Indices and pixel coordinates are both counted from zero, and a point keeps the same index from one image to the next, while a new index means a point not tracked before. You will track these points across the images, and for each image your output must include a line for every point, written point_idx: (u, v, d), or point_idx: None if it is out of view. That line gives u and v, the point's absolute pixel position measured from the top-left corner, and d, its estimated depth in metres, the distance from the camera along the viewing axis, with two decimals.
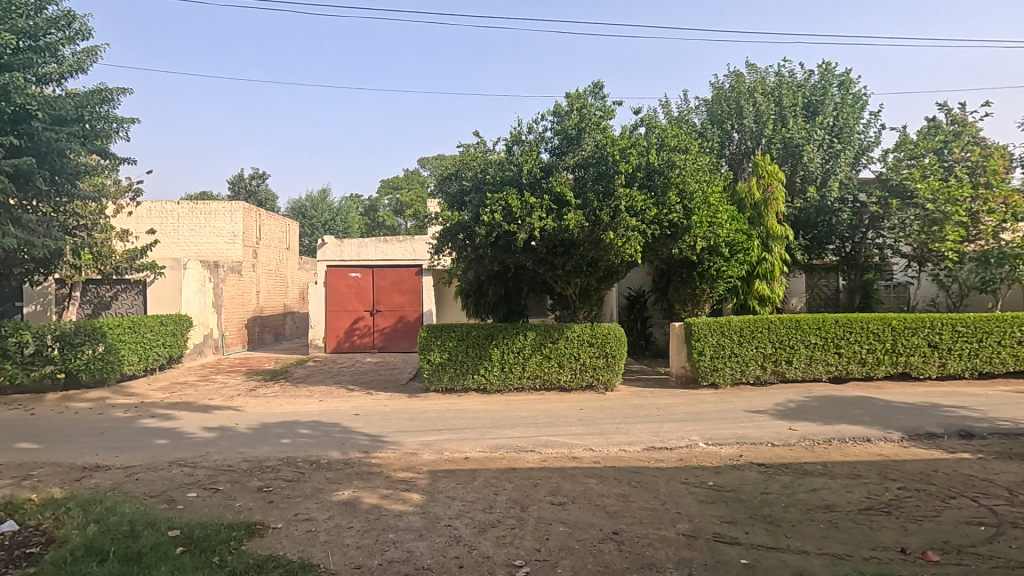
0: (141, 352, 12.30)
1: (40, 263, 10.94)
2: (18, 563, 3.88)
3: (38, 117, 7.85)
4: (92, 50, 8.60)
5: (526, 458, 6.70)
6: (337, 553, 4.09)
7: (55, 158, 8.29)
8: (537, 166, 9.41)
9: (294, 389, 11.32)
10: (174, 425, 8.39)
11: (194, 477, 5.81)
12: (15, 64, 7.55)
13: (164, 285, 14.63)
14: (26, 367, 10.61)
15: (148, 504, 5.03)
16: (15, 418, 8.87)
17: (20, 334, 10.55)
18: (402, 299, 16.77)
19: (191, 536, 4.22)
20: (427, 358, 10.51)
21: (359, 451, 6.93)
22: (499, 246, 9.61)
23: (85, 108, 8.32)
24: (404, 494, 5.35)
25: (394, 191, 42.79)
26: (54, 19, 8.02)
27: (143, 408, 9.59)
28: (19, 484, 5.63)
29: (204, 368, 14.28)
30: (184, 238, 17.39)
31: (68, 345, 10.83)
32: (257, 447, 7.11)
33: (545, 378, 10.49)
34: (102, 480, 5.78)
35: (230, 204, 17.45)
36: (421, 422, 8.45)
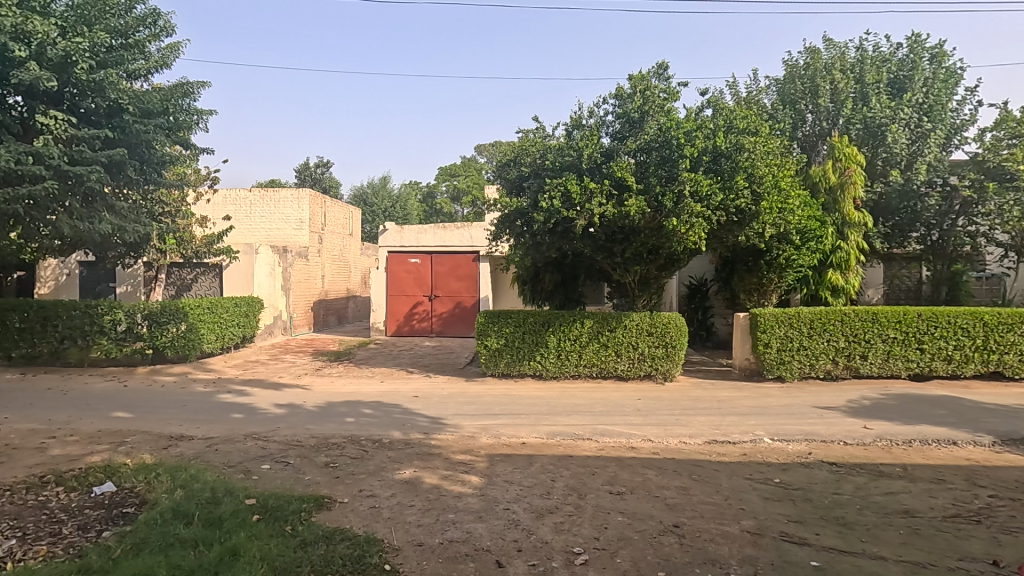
0: (218, 331, 13.14)
1: (131, 248, 11.73)
2: (117, 521, 4.25)
3: (129, 111, 8.29)
4: (174, 46, 9.09)
5: (583, 447, 6.67)
6: (400, 530, 4.22)
7: (144, 149, 8.80)
8: (598, 150, 9.21)
9: (357, 370, 11.78)
10: (247, 401, 8.92)
11: (267, 451, 6.15)
12: (109, 62, 8.01)
13: (238, 268, 15.48)
14: (119, 343, 11.57)
15: (227, 473, 5.37)
16: (110, 389, 9.72)
17: (114, 312, 11.54)
18: (459, 285, 17.00)
19: (266, 505, 4.48)
20: (483, 343, 10.63)
21: (419, 432, 7.11)
22: (558, 232, 9.52)
23: (170, 102, 8.83)
24: (464, 476, 5.46)
25: (452, 177, 43.22)
26: (143, 17, 8.51)
27: (220, 384, 10.27)
28: (115, 449, 6.16)
29: (274, 348, 15.07)
30: (255, 224, 18.29)
31: (156, 324, 11.71)
32: (323, 424, 7.44)
33: (601, 366, 10.37)
34: (185, 449, 6.22)
35: (297, 192, 18.21)
36: (479, 407, 8.58)
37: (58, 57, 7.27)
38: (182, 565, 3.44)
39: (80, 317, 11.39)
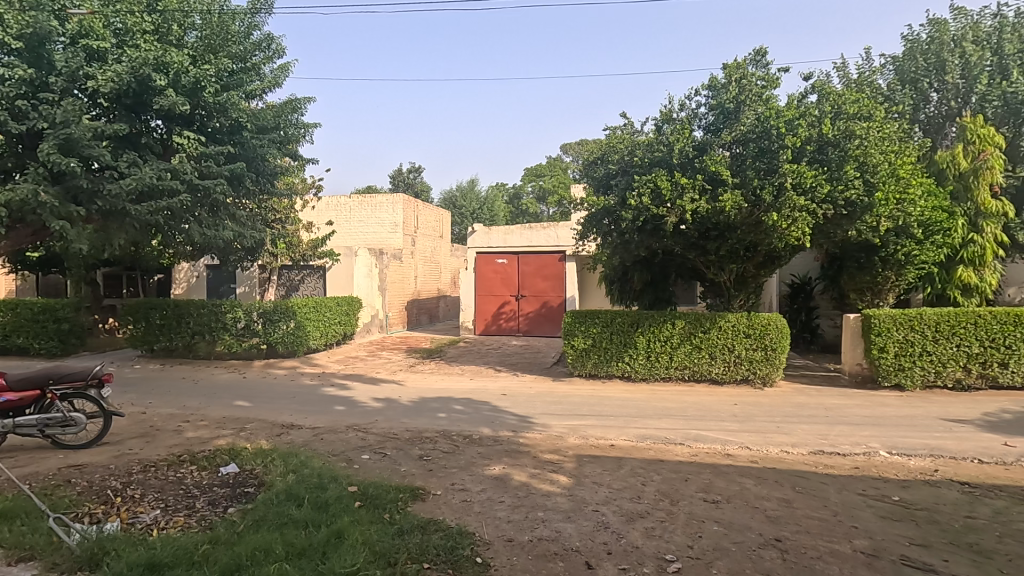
0: (322, 329, 14.15)
1: (248, 252, 12.93)
2: (240, 499, 4.71)
3: (248, 129, 9.19)
4: (284, 66, 9.90)
5: (675, 451, 6.46)
6: (490, 524, 4.32)
7: (260, 162, 9.71)
8: (690, 144, 8.85)
9: (448, 367, 12.20)
10: (349, 394, 9.53)
11: (367, 442, 6.54)
12: (231, 85, 8.87)
13: (339, 269, 16.57)
14: (239, 338, 12.81)
15: (332, 461, 5.78)
16: (232, 380, 10.78)
17: (235, 310, 12.78)
18: (546, 284, 17.07)
19: (366, 493, 4.76)
20: (570, 343, 10.60)
21: (508, 430, 7.23)
22: (647, 230, 9.28)
23: (281, 117, 9.67)
24: (552, 475, 5.48)
25: (537, 177, 43.47)
26: (259, 42, 9.36)
27: (325, 378, 11.06)
28: (237, 434, 6.82)
29: (372, 345, 15.97)
30: (354, 228, 19.45)
31: (269, 321, 12.83)
32: (418, 419, 7.78)
33: (694, 369, 9.98)
34: (295, 437, 6.76)
35: (392, 197, 19.14)
36: (566, 407, 8.57)
37: (189, 83, 8.10)
38: (295, 543, 3.73)
39: (208, 314, 12.74)
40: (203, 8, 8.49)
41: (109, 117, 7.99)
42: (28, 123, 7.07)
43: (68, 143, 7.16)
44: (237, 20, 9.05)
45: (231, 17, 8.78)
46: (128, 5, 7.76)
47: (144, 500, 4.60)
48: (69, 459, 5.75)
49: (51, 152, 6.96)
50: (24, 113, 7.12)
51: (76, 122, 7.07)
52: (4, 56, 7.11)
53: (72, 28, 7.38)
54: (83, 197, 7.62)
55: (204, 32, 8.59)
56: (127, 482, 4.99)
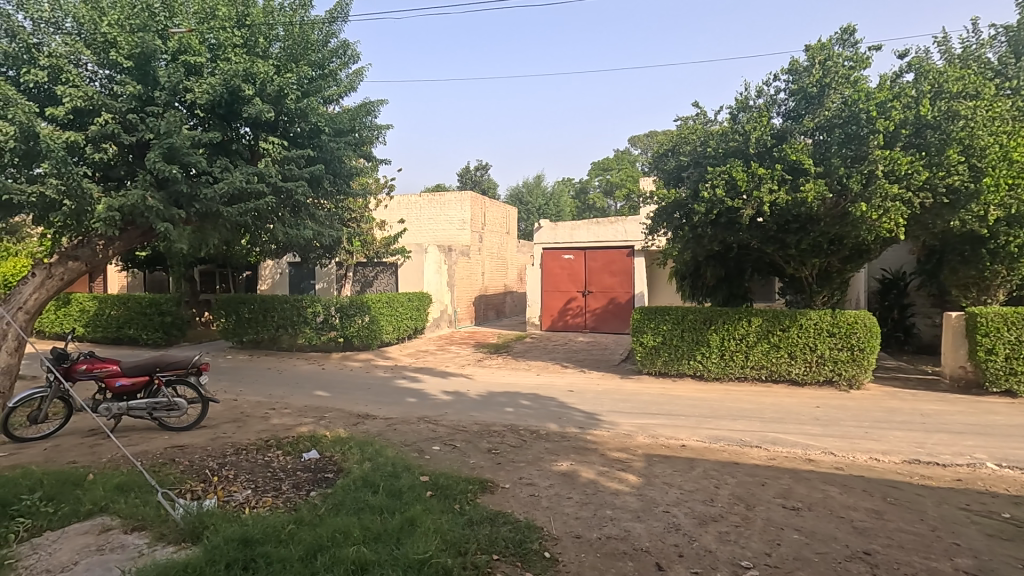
0: (394, 323, 14.68)
1: (327, 250, 13.63)
2: (321, 483, 4.99)
3: (326, 132, 9.66)
4: (358, 71, 10.30)
5: (751, 454, 6.19)
6: (558, 520, 4.32)
7: (337, 165, 10.21)
8: (768, 132, 8.41)
9: (515, 362, 12.32)
10: (420, 387, 9.85)
11: (437, 434, 6.73)
12: (311, 91, 9.37)
13: (410, 266, 17.10)
14: (319, 331, 13.55)
15: (405, 451, 5.99)
16: (313, 371, 11.42)
17: (315, 305, 13.53)
18: (613, 280, 16.80)
19: (437, 483, 4.91)
20: (639, 341, 10.38)
21: (575, 427, 7.19)
22: (721, 224, 8.93)
23: (356, 120, 10.09)
24: (620, 473, 5.40)
25: (604, 171, 42.79)
26: (336, 49, 9.78)
27: (398, 371, 11.48)
28: (317, 422, 7.22)
29: (441, 339, 16.39)
30: (424, 225, 19.98)
31: (346, 315, 13.49)
32: (486, 412, 7.91)
33: (771, 369, 9.50)
34: (371, 426, 7.07)
35: (460, 194, 19.50)
36: (634, 405, 8.42)
37: (274, 92, 8.63)
38: (371, 527, 3.90)
39: (291, 308, 13.56)
40: (286, 20, 8.99)
41: (205, 126, 8.64)
42: (137, 135, 7.78)
43: (171, 152, 7.82)
44: (317, 29, 9.52)
45: (310, 27, 9.25)
46: (220, 21, 8.33)
47: (236, 480, 4.97)
48: (173, 440, 6.30)
49: (156, 160, 7.65)
50: (133, 125, 7.84)
51: (177, 132, 7.71)
52: (117, 74, 7.84)
53: (174, 46, 8.02)
54: (183, 201, 8.32)
55: (286, 43, 9.10)
56: (222, 463, 5.40)
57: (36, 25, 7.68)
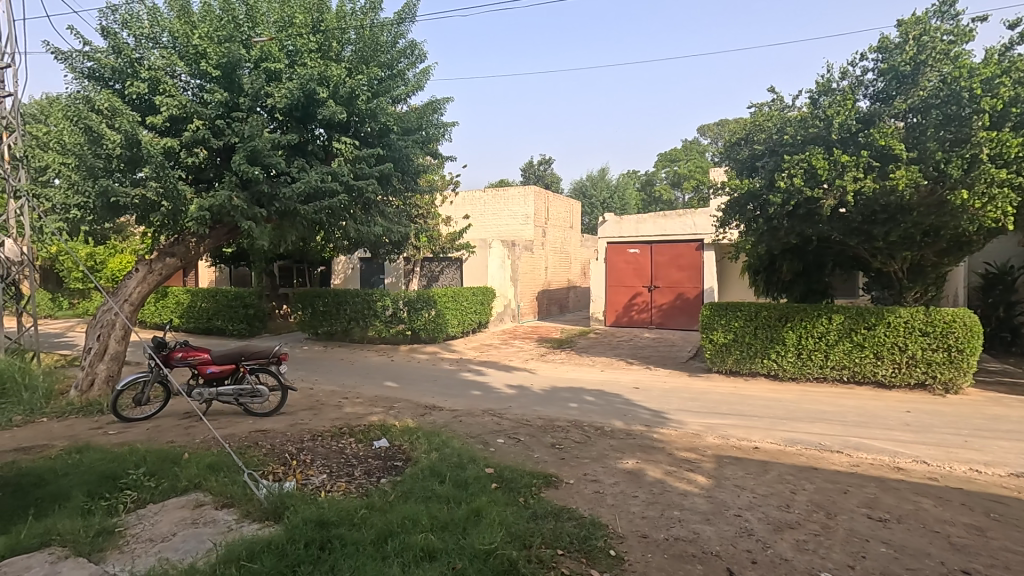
0: (460, 317, 14.97)
1: (395, 245, 14.07)
2: (391, 471, 5.18)
3: (395, 131, 9.96)
4: (425, 70, 10.53)
5: (832, 460, 5.83)
6: (624, 518, 4.26)
7: (405, 163, 10.51)
8: (853, 116, 7.86)
9: (579, 358, 12.24)
10: (484, 380, 9.99)
11: (502, 427, 6.80)
12: (381, 91, 9.69)
13: (475, 261, 17.36)
14: (388, 324, 14.09)
15: (470, 442, 6.10)
16: (382, 362, 11.85)
17: (384, 298, 14.06)
18: (681, 275, 16.29)
19: (503, 476, 4.96)
20: (709, 338, 10.04)
21: (641, 424, 7.05)
22: (798, 215, 8.44)
23: (424, 119, 10.33)
24: (689, 474, 5.25)
25: (671, 163, 41.46)
26: (404, 50, 10.05)
27: (463, 364, 11.70)
28: (387, 412, 7.49)
29: (505, 334, 16.55)
30: (488, 221, 20.20)
31: (413, 309, 13.96)
32: (550, 407, 7.91)
33: (855, 370, 8.90)
34: (437, 418, 7.25)
35: (523, 189, 19.56)
36: (703, 404, 8.15)
37: (346, 94, 8.97)
38: (438, 516, 4.00)
39: (362, 302, 14.15)
40: (358, 23, 9.33)
41: (284, 129, 9.10)
42: (224, 139, 8.33)
43: (253, 154, 8.32)
44: (386, 31, 9.79)
45: (380, 29, 9.54)
46: (297, 28, 8.73)
47: (313, 465, 5.24)
48: (256, 424, 6.73)
49: (241, 162, 8.17)
50: (221, 130, 8.40)
51: (259, 136, 8.19)
52: (206, 82, 8.41)
53: (256, 54, 8.50)
54: (265, 200, 8.84)
55: (358, 45, 9.43)
56: (300, 448, 5.72)
57: (138, 41, 8.39)
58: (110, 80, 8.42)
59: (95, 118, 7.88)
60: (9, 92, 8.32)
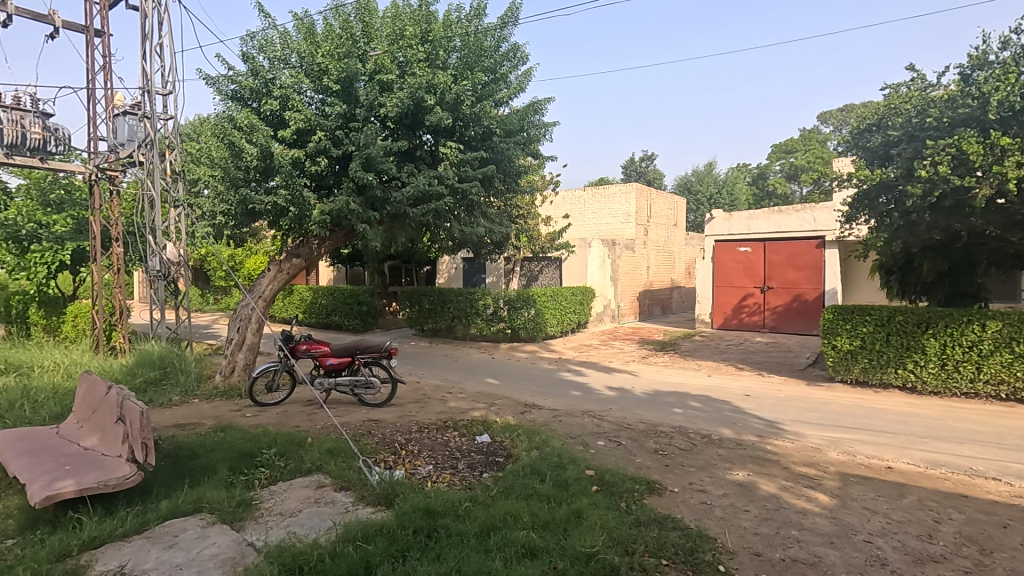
0: (559, 317, 14.99)
1: (496, 246, 14.39)
2: (493, 466, 5.29)
3: (497, 134, 10.18)
4: (527, 72, 10.65)
5: (985, 487, 5.09)
6: (734, 533, 4.02)
7: (508, 164, 10.71)
8: (1016, 92, 6.82)
9: (683, 361, 11.75)
10: (584, 380, 9.92)
11: (602, 429, 6.70)
12: (485, 95, 9.96)
13: (574, 261, 17.31)
14: (488, 322, 14.45)
15: (570, 443, 6.07)
16: (483, 360, 12.17)
17: (485, 297, 14.42)
18: (798, 275, 15.06)
19: (603, 479, 4.88)
20: (831, 344, 9.18)
21: (752, 434, 6.62)
22: (944, 208, 7.46)
23: (525, 120, 10.47)
24: (808, 491, 4.83)
25: (789, 153, 38.14)
26: (507, 53, 10.25)
27: (562, 363, 11.72)
28: (489, 408, 7.68)
29: (604, 334, 16.31)
30: (588, 220, 20.01)
31: (514, 308, 14.19)
32: (652, 411, 7.67)
33: (1015, 386, 7.69)
34: (537, 416, 7.31)
35: (624, 187, 19.14)
36: (824, 415, 7.48)
37: (452, 100, 9.32)
38: (539, 514, 4.02)
39: (464, 300, 14.63)
40: (463, 31, 9.67)
41: (395, 136, 9.64)
42: (342, 148, 8.98)
43: (368, 161, 8.90)
44: (490, 36, 10.05)
45: (483, 35, 9.83)
46: (408, 40, 9.22)
47: (420, 456, 5.50)
48: (369, 414, 7.19)
49: (357, 169, 8.77)
50: (340, 139, 9.07)
51: (373, 144, 8.75)
52: (327, 96, 9.12)
53: (371, 67, 9.07)
54: (378, 204, 9.42)
55: (463, 52, 9.78)
56: (408, 439, 6.03)
57: (272, 63, 9.30)
58: (248, 99, 9.41)
59: (237, 134, 8.85)
60: (171, 115, 9.59)
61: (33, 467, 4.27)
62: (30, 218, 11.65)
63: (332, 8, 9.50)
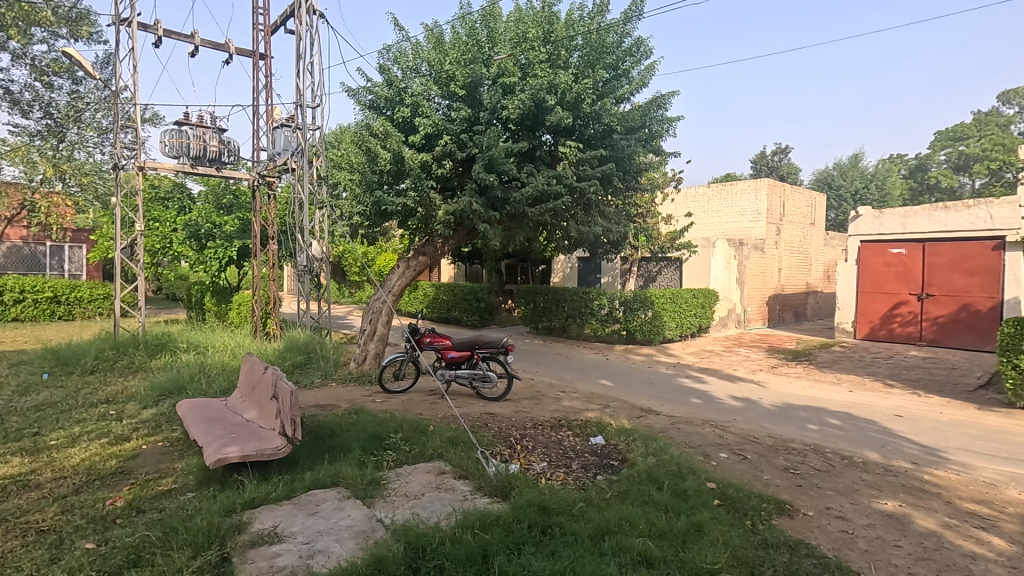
0: (678, 320, 14.39)
1: (613, 245, 14.16)
2: (607, 469, 5.21)
3: (617, 131, 10.01)
4: (651, 66, 10.33)
5: None
6: (881, 570, 3.57)
7: (628, 161, 10.49)
8: None
9: (820, 373, 10.69)
10: (705, 388, 9.41)
11: (725, 440, 6.31)
12: (606, 92, 9.84)
13: (696, 261, 16.50)
14: (603, 323, 14.25)
15: (689, 452, 5.79)
16: (597, 360, 12.03)
17: (600, 297, 14.22)
18: (967, 281, 13.01)
19: (726, 493, 4.59)
20: (1011, 363, 7.82)
21: (905, 461, 5.84)
22: None
23: (647, 116, 10.18)
24: (978, 532, 4.16)
25: (957, 140, 32.13)
26: (630, 48, 10.03)
27: (681, 369, 11.22)
28: (603, 410, 7.58)
29: (728, 340, 15.34)
30: (712, 218, 18.95)
31: (630, 309, 13.84)
32: (782, 426, 7.08)
33: None
34: (654, 422, 7.06)
35: (754, 183, 17.83)
36: (1000, 445, 6.40)
37: (573, 99, 9.33)
38: (656, 523, 3.89)
39: (579, 300, 14.55)
40: (585, 29, 9.61)
41: (516, 137, 9.84)
42: (467, 151, 9.37)
43: (490, 162, 9.19)
44: (613, 32, 9.90)
45: (607, 31, 9.70)
46: (531, 42, 9.36)
47: (535, 452, 5.57)
48: (486, 408, 7.42)
49: (480, 171, 9.10)
50: (465, 143, 9.46)
51: (495, 145, 9.02)
52: (453, 101, 9.56)
53: (495, 71, 9.35)
54: (498, 204, 9.69)
55: (585, 51, 9.73)
56: (523, 434, 6.14)
57: (405, 73, 9.95)
58: (384, 108, 10.14)
59: (373, 141, 9.60)
60: (318, 125, 10.63)
61: (208, 432, 4.98)
62: (208, 219, 13.58)
63: (460, 16, 9.92)
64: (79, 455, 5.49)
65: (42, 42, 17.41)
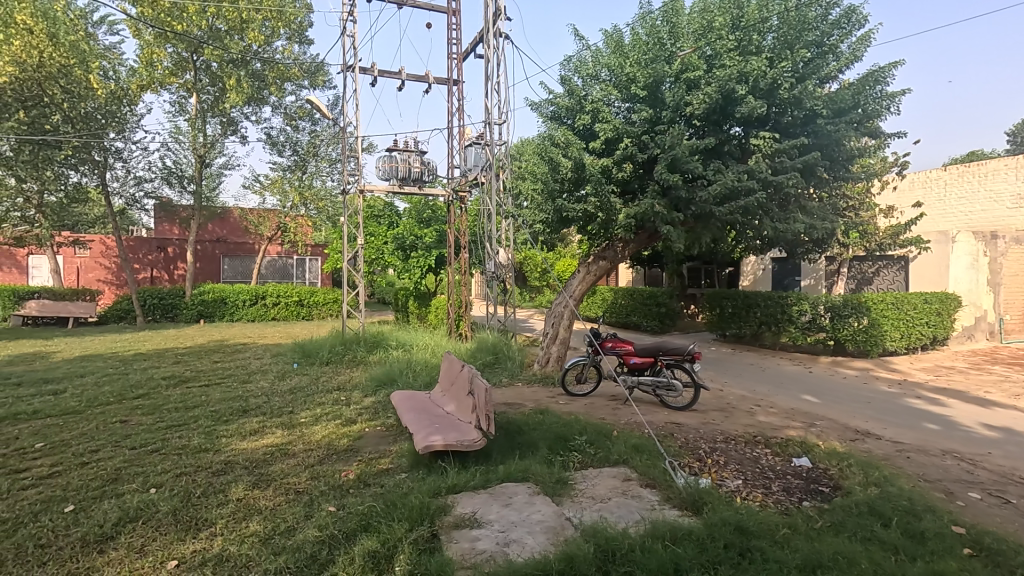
0: (902, 329, 12.23)
1: (816, 244, 12.60)
2: (815, 495, 4.63)
3: (823, 115, 8.93)
4: (866, 36, 9.00)
5: None
6: None
7: (835, 148, 9.26)
8: None
9: None
10: (944, 411, 7.82)
11: (976, 477, 5.16)
12: (808, 73, 8.86)
13: (928, 260, 13.81)
14: (805, 331, 12.67)
15: (925, 487, 4.86)
16: (798, 373, 10.79)
17: (800, 303, 12.67)
18: None
19: (981, 543, 3.75)
20: None
21: None
22: None
23: (861, 93, 8.90)
24: None
25: None
26: (838, 20, 8.88)
27: (908, 387, 9.48)
28: (807, 429, 6.76)
29: (976, 355, 12.54)
30: (951, 208, 15.68)
31: (838, 316, 12.07)
32: None
33: None
34: (874, 447, 6.08)
35: (1015, 159, 14.36)
36: None
37: (767, 86, 8.57)
38: (883, 565, 3.35)
39: (774, 305, 13.15)
40: (782, 7, 8.73)
41: (701, 134, 9.35)
42: (648, 152, 9.16)
43: (674, 162, 8.86)
44: (816, 6, 8.85)
45: (808, 6, 8.70)
46: (718, 31, 8.80)
47: (727, 468, 5.20)
48: (671, 416, 7.14)
49: (663, 171, 8.82)
50: (646, 144, 9.27)
51: (679, 144, 8.67)
52: (634, 103, 9.42)
53: (678, 67, 9.01)
54: (682, 205, 9.31)
55: (781, 31, 8.84)
56: (713, 448, 5.77)
57: (585, 80, 10.11)
58: (564, 117, 10.43)
59: (555, 150, 9.92)
60: (504, 140, 11.32)
61: (417, 422, 5.62)
62: (412, 232, 15.36)
63: (640, 16, 9.76)
64: (320, 433, 6.62)
65: (292, 94, 21.50)
